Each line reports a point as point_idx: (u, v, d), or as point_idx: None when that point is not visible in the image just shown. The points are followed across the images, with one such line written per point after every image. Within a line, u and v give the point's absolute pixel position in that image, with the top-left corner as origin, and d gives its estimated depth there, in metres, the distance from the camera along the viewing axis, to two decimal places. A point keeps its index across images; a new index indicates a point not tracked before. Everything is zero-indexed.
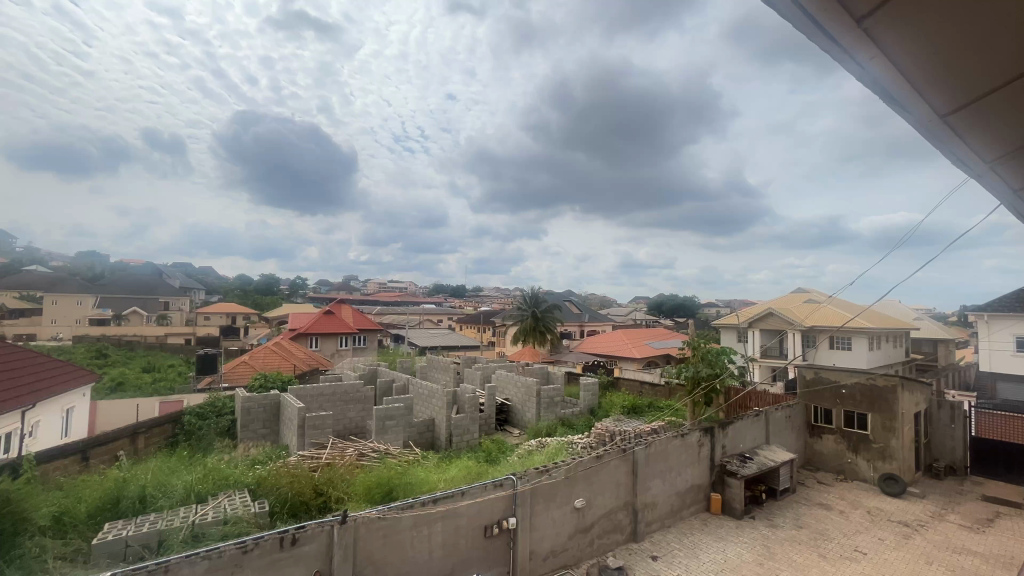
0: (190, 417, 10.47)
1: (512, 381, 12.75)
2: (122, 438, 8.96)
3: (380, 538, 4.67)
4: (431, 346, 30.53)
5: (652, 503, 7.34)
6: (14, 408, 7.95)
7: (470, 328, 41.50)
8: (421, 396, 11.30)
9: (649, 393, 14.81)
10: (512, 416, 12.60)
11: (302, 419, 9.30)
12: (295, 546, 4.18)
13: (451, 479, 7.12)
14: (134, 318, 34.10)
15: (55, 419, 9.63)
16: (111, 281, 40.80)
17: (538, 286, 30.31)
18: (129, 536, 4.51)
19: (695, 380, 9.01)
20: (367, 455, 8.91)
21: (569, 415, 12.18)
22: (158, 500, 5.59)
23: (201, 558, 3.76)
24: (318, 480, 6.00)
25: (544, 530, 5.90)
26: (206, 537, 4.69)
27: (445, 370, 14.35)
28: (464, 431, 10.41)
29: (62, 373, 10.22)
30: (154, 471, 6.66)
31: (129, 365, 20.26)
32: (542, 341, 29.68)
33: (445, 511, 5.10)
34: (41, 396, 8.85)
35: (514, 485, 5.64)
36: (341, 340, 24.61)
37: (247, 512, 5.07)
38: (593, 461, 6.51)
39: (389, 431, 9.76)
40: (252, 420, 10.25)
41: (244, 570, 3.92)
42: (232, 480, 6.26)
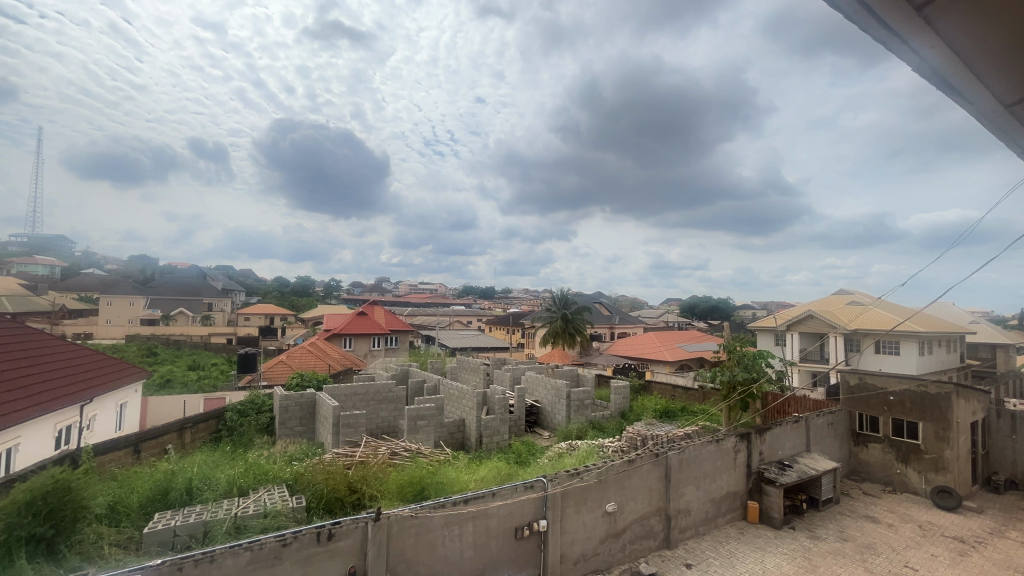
0: (232, 414, 10.91)
1: (542, 382, 12.71)
2: (170, 432, 9.41)
3: (412, 536, 4.73)
4: (461, 347, 30.85)
5: (686, 510, 7.17)
6: (73, 403, 8.50)
7: (499, 329, 41.66)
8: (451, 396, 11.39)
9: (682, 397, 14.48)
10: (542, 418, 12.57)
11: (337, 418, 9.55)
12: (332, 540, 4.30)
13: (482, 479, 7.17)
14: (180, 318, 35.82)
15: (110, 414, 10.21)
16: (159, 283, 42.98)
17: (568, 288, 30.19)
18: (177, 525, 4.74)
19: (731, 384, 8.73)
20: (400, 455, 9.05)
21: (599, 418, 12.04)
22: (204, 492, 5.87)
23: (245, 549, 3.90)
24: (353, 477, 6.14)
25: (574, 534, 5.85)
26: (247, 530, 4.88)
27: (475, 371, 14.43)
28: (494, 432, 10.49)
29: (117, 369, 10.85)
30: (200, 465, 6.97)
31: (177, 363, 21.31)
32: (572, 343, 29.52)
33: (476, 511, 5.12)
34: (98, 392, 9.41)
35: (545, 487, 5.62)
36: (374, 340, 25.17)
37: (285, 506, 5.23)
38: (625, 465, 6.42)
39: (421, 431, 9.91)
40: (289, 417, 10.59)
41: (284, 563, 4.05)
42: (272, 475, 6.50)
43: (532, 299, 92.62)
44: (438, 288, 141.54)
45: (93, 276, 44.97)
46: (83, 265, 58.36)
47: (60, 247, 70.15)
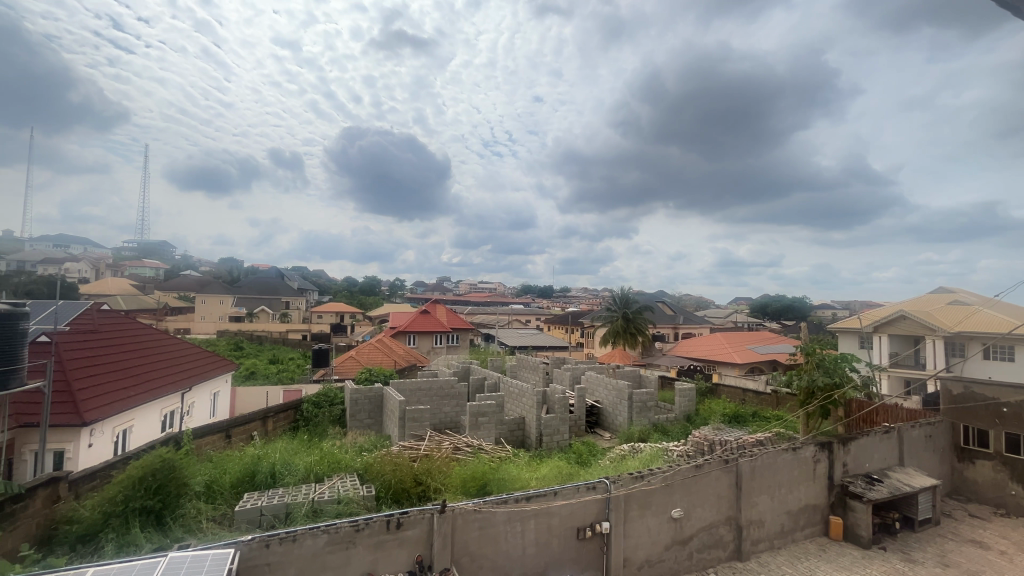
0: (308, 405, 11.68)
1: (603, 383, 12.51)
2: (256, 420, 10.25)
3: (476, 530, 4.82)
4: (520, 346, 31.08)
5: (759, 521, 6.77)
6: (175, 391, 9.48)
7: (558, 329, 41.48)
8: (511, 394, 11.48)
9: (753, 402, 13.68)
10: (603, 419, 12.35)
11: (403, 412, 9.95)
12: (400, 529, 4.47)
13: (543, 478, 7.18)
14: (262, 316, 38.94)
15: (205, 402, 11.30)
16: (245, 283, 46.93)
17: (628, 287, 29.51)
18: (263, 506, 5.15)
19: (810, 389, 8.11)
20: (462, 450, 9.27)
21: (663, 420, 11.66)
22: (285, 476, 6.34)
23: (322, 532, 4.16)
24: (418, 469, 6.38)
25: (638, 538, 5.71)
26: (323, 513, 5.21)
27: (535, 370, 14.42)
28: (554, 431, 10.46)
29: (210, 361, 11.95)
30: (282, 451, 7.54)
31: (260, 357, 23.15)
32: (633, 343, 28.83)
33: (538, 509, 5.13)
34: (195, 382, 10.44)
35: (608, 488, 5.52)
36: (436, 338, 25.98)
37: (357, 494, 5.52)
38: (692, 470, 6.16)
39: (482, 427, 10.08)
40: (359, 410, 11.17)
41: (356, 547, 4.28)
42: (344, 464, 6.90)
43: (591, 298, 91.47)
44: (497, 287, 143.41)
45: (190, 277, 49.96)
46: (182, 268, 64.94)
47: (164, 252, 78.49)
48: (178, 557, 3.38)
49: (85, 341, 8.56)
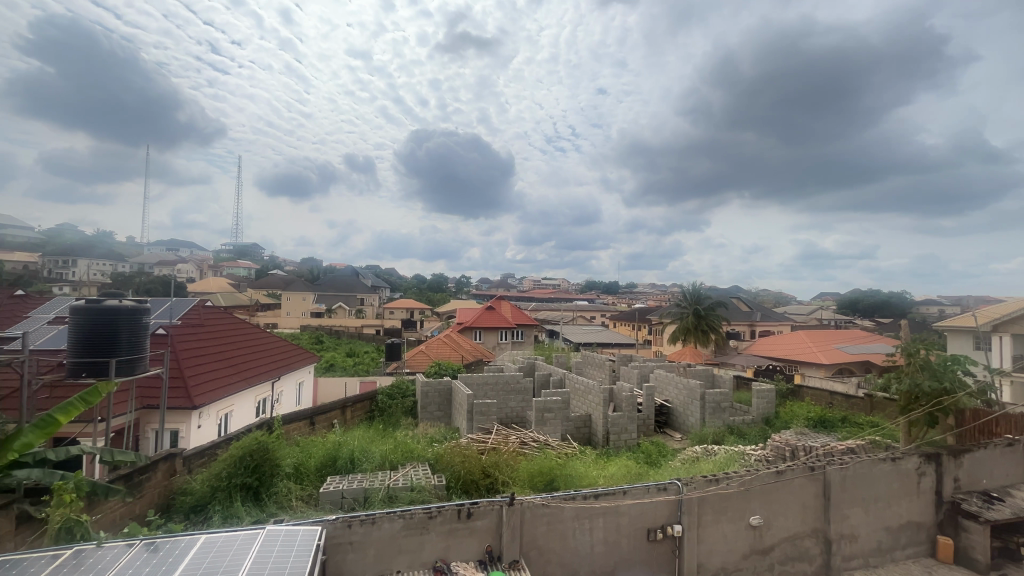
0: (382, 396, 12.30)
1: (673, 381, 12.06)
2: (336, 409, 10.98)
3: (544, 525, 4.84)
4: (585, 343, 30.76)
5: (852, 535, 6.23)
6: (266, 380, 10.40)
7: (623, 325, 40.55)
8: (577, 392, 11.38)
9: (843, 406, 12.57)
10: (673, 419, 11.91)
11: (471, 405, 10.22)
12: (471, 519, 4.59)
13: (611, 476, 7.08)
14: (340, 312, 41.60)
15: (292, 391, 12.27)
16: (324, 281, 50.29)
17: (700, 282, 28.19)
18: (344, 489, 5.52)
19: (912, 395, 7.32)
20: (529, 445, 9.35)
21: (738, 423, 11.05)
22: (363, 462, 6.76)
23: (398, 517, 4.38)
24: (486, 462, 6.53)
25: (713, 544, 5.46)
26: (398, 499, 5.49)
27: (601, 367, 14.16)
28: (621, 430, 10.27)
29: (295, 353, 12.97)
30: (359, 439, 8.01)
31: (338, 350, 24.69)
32: (705, 341, 27.53)
33: (607, 507, 5.06)
34: (283, 371, 11.40)
35: (680, 490, 5.34)
36: (501, 334, 26.38)
37: (428, 482, 5.76)
38: (772, 476, 5.78)
39: (548, 423, 10.10)
40: (429, 402, 11.60)
41: (430, 532, 4.46)
42: (416, 454, 7.23)
43: (660, 294, 88.31)
44: (560, 283, 142.74)
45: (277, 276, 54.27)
46: (270, 267, 70.89)
47: (255, 254, 86.10)
48: (274, 531, 3.69)
49: (193, 333, 9.62)
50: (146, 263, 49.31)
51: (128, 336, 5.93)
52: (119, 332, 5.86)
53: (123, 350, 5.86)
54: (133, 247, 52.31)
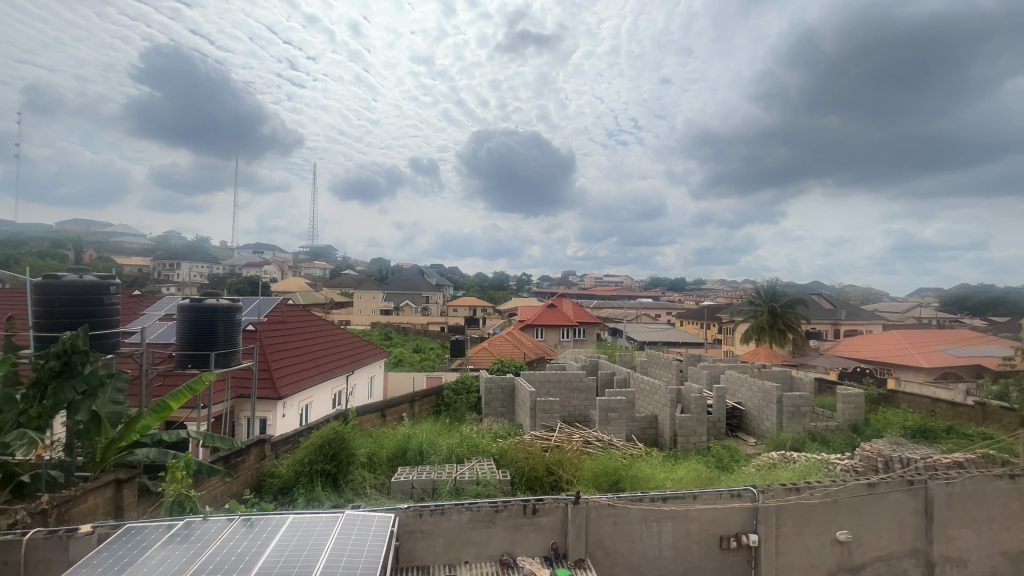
0: (448, 391, 12.69)
1: (746, 383, 11.42)
2: (405, 402, 11.48)
3: (610, 525, 4.78)
4: (650, 342, 29.91)
5: (959, 559, 5.59)
6: (341, 374, 11.06)
7: (691, 324, 38.91)
8: (643, 392, 11.09)
9: (947, 414, 11.28)
10: (747, 423, 11.26)
11: (534, 403, 10.30)
12: (536, 515, 4.62)
13: (679, 479, 6.84)
14: (407, 310, 43.42)
15: (364, 384, 12.99)
16: (392, 279, 52.61)
17: (776, 278, 26.44)
18: (414, 480, 5.77)
19: None
20: (593, 444, 9.25)
21: (821, 429, 10.26)
22: (431, 454, 7.02)
23: (466, 509, 4.50)
24: (550, 459, 6.56)
25: (794, 558, 5.12)
26: (464, 492, 5.66)
27: (668, 366, 13.67)
28: (690, 432, 9.89)
29: (367, 348, 13.68)
30: (427, 432, 8.32)
31: (405, 346, 25.76)
32: (782, 341, 25.82)
33: (676, 511, 4.89)
34: (356, 366, 12.08)
35: (756, 498, 5.05)
36: (563, 331, 26.30)
37: (494, 477, 5.87)
38: (863, 489, 5.32)
39: (612, 423, 9.92)
40: (493, 399, 11.80)
41: (497, 526, 4.54)
42: (481, 449, 7.39)
43: (731, 291, 83.73)
44: (622, 280, 139.58)
45: (349, 276, 57.53)
46: (343, 268, 75.28)
47: (330, 255, 91.82)
48: (352, 515, 3.92)
49: (277, 330, 10.43)
50: (237, 265, 54.15)
51: (224, 331, 6.55)
52: (217, 328, 6.48)
53: (220, 343, 6.49)
54: (226, 250, 57.66)
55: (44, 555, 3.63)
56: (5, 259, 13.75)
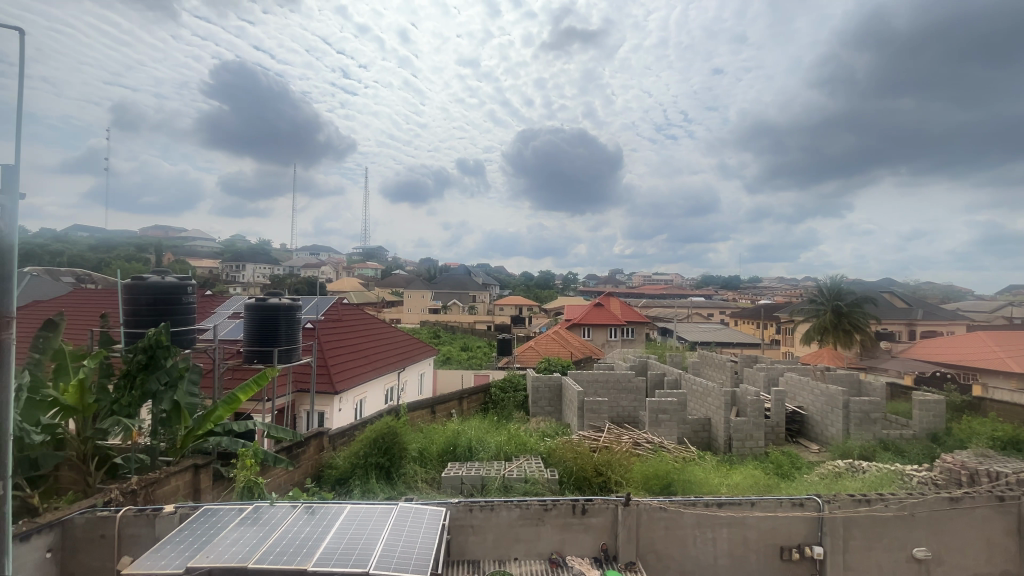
0: (496, 389, 12.82)
1: (808, 386, 10.80)
2: (454, 399, 11.72)
3: (662, 529, 4.67)
4: (702, 342, 28.91)
5: None
6: (392, 370, 11.42)
7: (746, 324, 37.20)
8: (695, 393, 10.73)
9: None
10: (809, 429, 10.62)
11: (582, 402, 10.22)
12: (585, 515, 4.58)
13: (735, 485, 6.58)
14: (455, 309, 44.23)
15: (414, 381, 13.35)
16: (439, 279, 53.75)
17: (841, 275, 24.80)
18: (463, 476, 5.88)
19: None
20: (642, 446, 9.06)
21: (894, 437, 9.53)
22: (480, 451, 7.13)
23: (515, 506, 4.54)
24: (599, 460, 6.50)
25: (863, 573, 4.79)
26: (513, 490, 5.71)
27: (721, 368, 13.12)
28: (746, 436, 9.47)
29: (417, 346, 14.04)
30: (475, 429, 8.44)
31: (453, 344, 26.27)
32: (848, 342, 24.24)
33: (732, 518, 4.70)
34: (406, 363, 12.44)
35: (821, 508, 4.76)
36: (611, 331, 25.91)
37: (542, 476, 5.89)
38: (944, 503, 4.92)
39: (663, 424, 9.67)
40: (540, 397, 11.81)
41: (546, 524, 4.55)
42: (529, 447, 7.42)
43: (791, 289, 79.23)
44: (672, 278, 135.62)
45: (399, 276, 59.27)
46: (393, 268, 77.73)
47: (381, 255, 95.13)
48: (406, 508, 4.04)
49: (333, 328, 10.92)
50: (296, 266, 57.16)
51: (286, 329, 6.93)
52: (280, 325, 6.88)
53: (282, 340, 6.89)
54: (286, 253, 61.03)
55: (135, 531, 3.99)
56: (99, 263, 15.28)
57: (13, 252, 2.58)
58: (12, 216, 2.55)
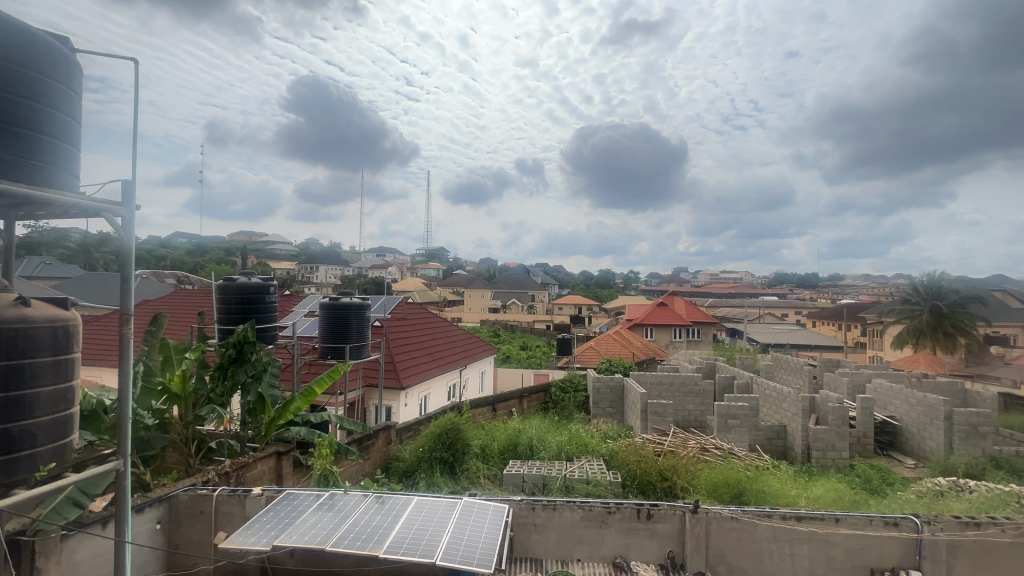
0: (556, 389, 12.77)
1: (901, 395, 9.82)
2: (514, 398, 11.83)
3: (734, 540, 4.43)
4: (776, 344, 27.16)
5: None
6: (454, 367, 11.72)
7: (826, 324, 34.45)
8: (768, 399, 10.09)
9: None
10: (902, 441, 9.65)
11: (645, 405, 9.95)
12: (651, 520, 4.46)
13: (816, 498, 6.12)
14: (514, 308, 44.60)
15: (475, 379, 13.62)
16: (499, 279, 54.43)
17: (940, 272, 22.33)
18: (525, 474, 5.92)
19: None
20: (710, 452, 8.66)
21: (1008, 454, 8.45)
22: (541, 450, 7.14)
23: (578, 508, 4.50)
24: (663, 465, 6.30)
25: None
26: (575, 490, 5.68)
27: (798, 372, 12.24)
28: (828, 446, 8.77)
29: (477, 345, 14.28)
30: (536, 429, 8.45)
31: (513, 343, 26.49)
32: (949, 346, 21.82)
33: (814, 534, 4.37)
34: (468, 361, 12.71)
35: (919, 528, 4.33)
36: (675, 331, 25.01)
37: (605, 478, 5.81)
38: None
39: (733, 430, 9.17)
40: (601, 398, 11.61)
41: (609, 527, 4.46)
42: (591, 448, 7.35)
43: (880, 287, 72.22)
44: (741, 277, 128.52)
45: (460, 275, 60.60)
46: (453, 268, 79.66)
47: (442, 256, 98.03)
48: (470, 504, 4.12)
49: (398, 326, 11.36)
50: (364, 267, 60.18)
51: (357, 327, 7.32)
52: (351, 323, 7.27)
53: (353, 336, 7.29)
54: (355, 254, 64.54)
55: (229, 509, 4.39)
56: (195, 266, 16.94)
57: (130, 256, 2.91)
58: (131, 226, 2.87)
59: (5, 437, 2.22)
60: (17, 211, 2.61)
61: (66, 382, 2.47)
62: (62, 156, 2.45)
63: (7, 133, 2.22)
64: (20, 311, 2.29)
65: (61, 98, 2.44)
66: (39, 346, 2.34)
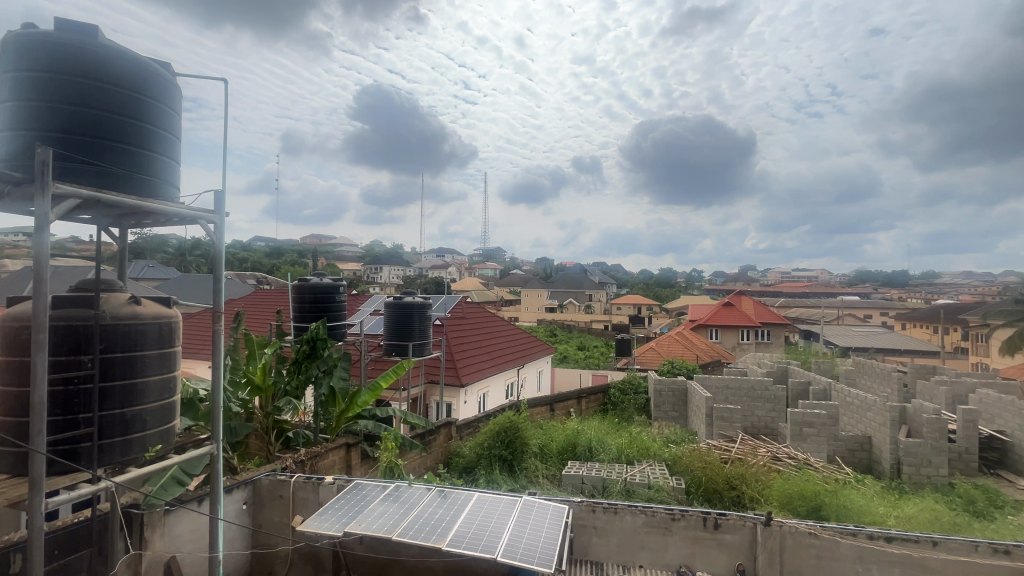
0: (615, 390, 12.53)
1: (1012, 407, 8.72)
2: (572, 398, 11.75)
3: (813, 558, 4.13)
4: (859, 348, 25.03)
5: None
6: (511, 365, 11.81)
7: (918, 327, 31.29)
8: (850, 407, 9.32)
9: None
10: (1015, 460, 8.56)
11: (710, 409, 9.54)
12: (718, 531, 4.26)
13: (906, 518, 5.58)
14: (571, 307, 44.25)
15: (533, 378, 13.65)
16: (555, 279, 54.19)
17: None
18: (584, 475, 5.86)
19: None
20: (783, 461, 8.14)
21: None
22: (600, 452, 7.04)
23: (640, 512, 4.39)
24: (731, 473, 5.99)
25: None
26: (636, 494, 5.54)
27: (886, 379, 11.21)
28: (921, 462, 7.95)
29: (534, 344, 14.28)
30: (595, 430, 8.34)
31: (570, 343, 26.25)
32: None
33: (906, 557, 3.98)
34: (525, 361, 12.76)
35: None
36: (743, 333, 23.73)
37: (667, 484, 5.63)
38: None
39: (809, 440, 8.55)
40: (663, 401, 11.24)
41: (673, 535, 4.32)
42: (652, 452, 7.14)
43: (985, 286, 64.63)
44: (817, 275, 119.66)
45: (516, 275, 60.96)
46: (510, 268, 80.29)
47: (498, 256, 99.12)
48: (529, 502, 4.15)
49: (458, 325, 11.63)
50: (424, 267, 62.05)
51: (419, 325, 7.57)
52: (413, 322, 7.54)
53: (416, 335, 7.55)
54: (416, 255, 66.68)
55: (305, 494, 4.68)
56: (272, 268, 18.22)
57: (221, 259, 3.18)
58: (221, 232, 3.15)
59: (121, 420, 2.52)
60: (129, 220, 2.94)
61: (170, 372, 2.75)
62: (163, 168, 2.72)
63: (118, 150, 2.49)
64: (132, 310, 2.59)
65: (162, 116, 2.70)
66: (148, 341, 2.62)
